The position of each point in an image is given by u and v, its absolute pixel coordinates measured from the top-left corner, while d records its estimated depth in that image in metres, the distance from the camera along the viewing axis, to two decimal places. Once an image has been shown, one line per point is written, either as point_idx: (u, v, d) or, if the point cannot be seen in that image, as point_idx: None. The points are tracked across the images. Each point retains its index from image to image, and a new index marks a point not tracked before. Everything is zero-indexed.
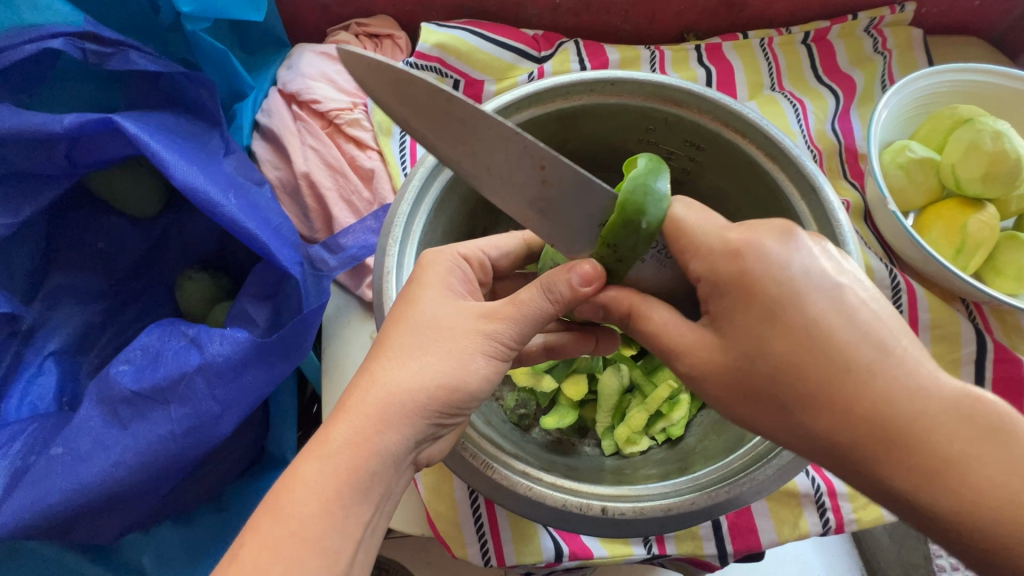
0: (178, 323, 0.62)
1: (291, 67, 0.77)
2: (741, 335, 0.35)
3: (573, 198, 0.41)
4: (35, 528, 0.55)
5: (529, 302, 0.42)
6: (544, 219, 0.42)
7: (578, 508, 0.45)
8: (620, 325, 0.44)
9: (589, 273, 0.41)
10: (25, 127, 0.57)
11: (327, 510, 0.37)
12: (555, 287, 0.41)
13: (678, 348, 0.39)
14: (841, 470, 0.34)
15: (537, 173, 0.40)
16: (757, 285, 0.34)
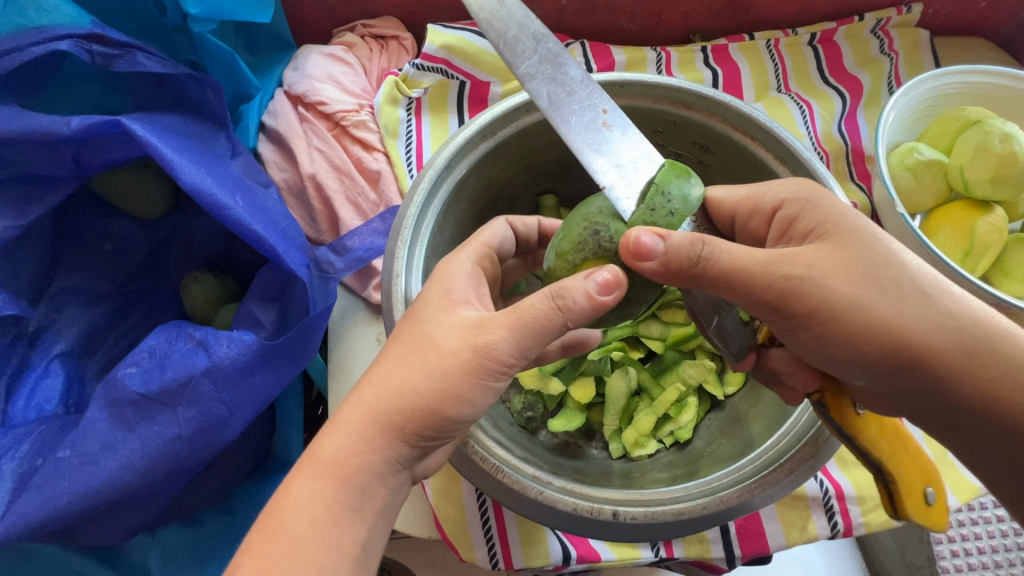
0: (185, 326, 0.62)
1: (298, 69, 0.77)
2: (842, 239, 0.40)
3: (632, 147, 0.43)
4: (42, 530, 0.55)
5: (534, 308, 0.40)
6: (601, 154, 0.42)
7: (589, 513, 0.45)
8: (684, 263, 0.39)
9: (609, 281, 0.40)
10: (32, 129, 0.57)
11: (317, 529, 0.39)
12: (565, 292, 0.39)
13: (779, 257, 0.40)
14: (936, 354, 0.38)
15: (598, 116, 0.43)
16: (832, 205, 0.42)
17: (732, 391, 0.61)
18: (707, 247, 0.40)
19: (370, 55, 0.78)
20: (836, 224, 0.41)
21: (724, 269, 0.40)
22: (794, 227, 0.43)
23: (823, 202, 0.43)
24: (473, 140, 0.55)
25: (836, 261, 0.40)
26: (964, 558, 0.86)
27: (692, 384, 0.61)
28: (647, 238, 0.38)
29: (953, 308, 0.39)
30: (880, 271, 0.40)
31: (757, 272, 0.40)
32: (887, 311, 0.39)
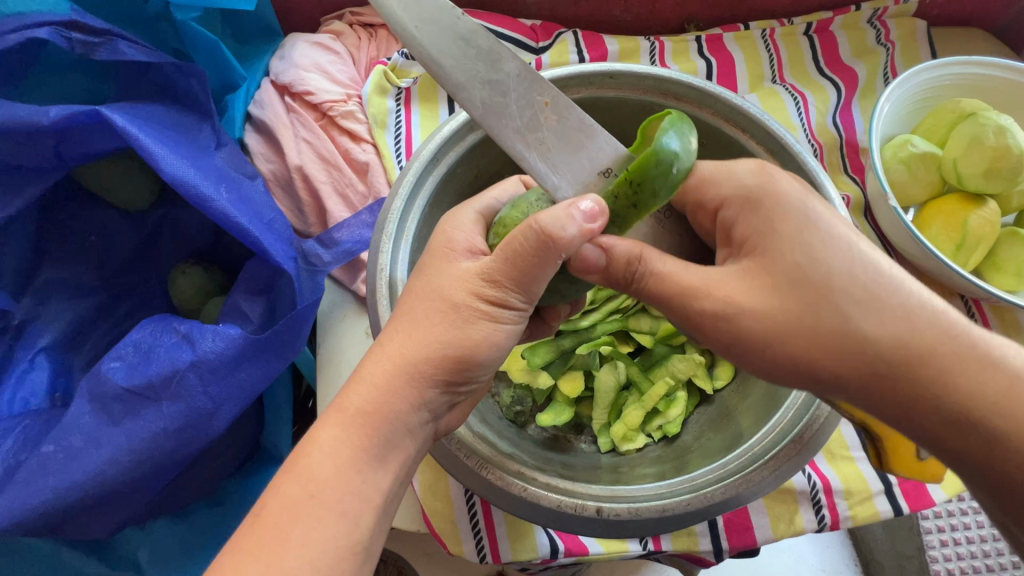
0: (170, 319, 0.61)
1: (285, 57, 0.75)
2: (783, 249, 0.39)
3: (574, 144, 0.42)
4: (26, 524, 0.55)
5: (518, 238, 0.39)
6: (543, 159, 0.41)
7: (573, 509, 0.45)
8: (617, 274, 0.41)
9: (594, 208, 0.38)
10: (10, 119, 0.55)
11: (343, 474, 0.39)
12: (550, 217, 0.38)
13: (704, 283, 0.39)
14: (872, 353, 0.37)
15: (542, 109, 0.41)
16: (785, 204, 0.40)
17: (722, 385, 0.61)
18: (642, 266, 0.40)
19: (358, 44, 0.77)
20: (770, 235, 0.39)
21: (655, 289, 0.40)
22: (732, 234, 0.42)
23: (766, 210, 0.40)
24: (460, 132, 0.55)
25: (758, 284, 0.39)
26: (953, 547, 0.88)
27: (682, 378, 0.61)
28: (590, 251, 0.41)
29: (876, 339, 0.37)
30: (802, 294, 0.38)
31: (678, 302, 0.40)
32: (798, 346, 0.38)
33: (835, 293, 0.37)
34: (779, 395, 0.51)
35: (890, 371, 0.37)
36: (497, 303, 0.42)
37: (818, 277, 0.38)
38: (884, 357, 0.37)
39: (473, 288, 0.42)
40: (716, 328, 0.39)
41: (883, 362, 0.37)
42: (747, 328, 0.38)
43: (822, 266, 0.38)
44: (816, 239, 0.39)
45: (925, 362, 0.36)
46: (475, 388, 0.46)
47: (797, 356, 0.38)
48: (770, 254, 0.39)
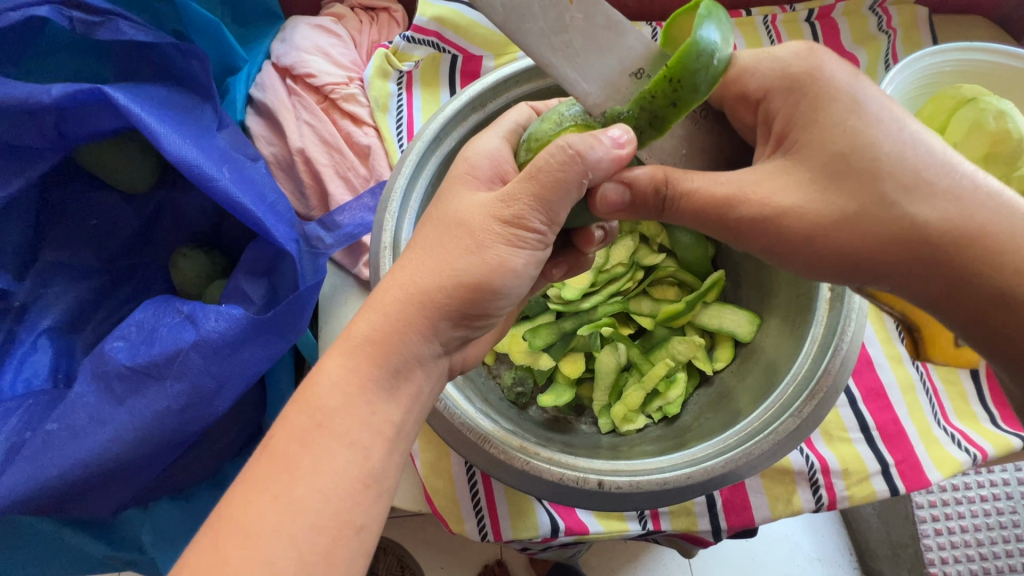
0: (173, 300, 0.62)
1: (286, 40, 0.75)
2: (815, 141, 0.39)
3: (603, 47, 0.38)
4: (32, 501, 0.56)
5: (546, 158, 0.38)
6: (571, 67, 0.38)
7: (575, 482, 0.45)
8: (653, 197, 0.41)
9: (620, 138, 0.37)
10: (12, 97, 0.56)
11: (351, 404, 0.39)
12: (581, 136, 0.37)
13: (742, 189, 0.39)
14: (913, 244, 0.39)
15: (567, 8, 0.36)
16: (825, 91, 0.40)
17: (722, 366, 0.61)
18: (670, 187, 0.40)
19: (359, 28, 0.77)
20: (814, 119, 0.39)
21: (688, 206, 0.40)
22: (771, 126, 0.41)
23: (811, 96, 0.40)
24: (463, 111, 0.55)
25: (795, 180, 0.39)
26: (948, 535, 0.89)
27: (681, 360, 0.61)
28: (612, 190, 0.41)
29: (908, 223, 0.38)
30: (847, 183, 0.38)
31: (714, 212, 0.40)
32: (843, 240, 0.39)
33: (882, 180, 0.38)
34: (778, 372, 0.52)
35: (928, 253, 0.39)
36: (517, 226, 0.40)
37: (858, 166, 0.38)
38: (919, 239, 0.38)
39: (494, 214, 0.41)
40: (764, 233, 0.40)
41: (920, 246, 0.38)
42: (790, 229, 0.39)
43: (867, 151, 0.38)
44: (857, 130, 0.38)
45: (965, 240, 0.38)
46: (487, 325, 0.45)
47: (841, 251, 0.39)
48: (808, 151, 0.39)
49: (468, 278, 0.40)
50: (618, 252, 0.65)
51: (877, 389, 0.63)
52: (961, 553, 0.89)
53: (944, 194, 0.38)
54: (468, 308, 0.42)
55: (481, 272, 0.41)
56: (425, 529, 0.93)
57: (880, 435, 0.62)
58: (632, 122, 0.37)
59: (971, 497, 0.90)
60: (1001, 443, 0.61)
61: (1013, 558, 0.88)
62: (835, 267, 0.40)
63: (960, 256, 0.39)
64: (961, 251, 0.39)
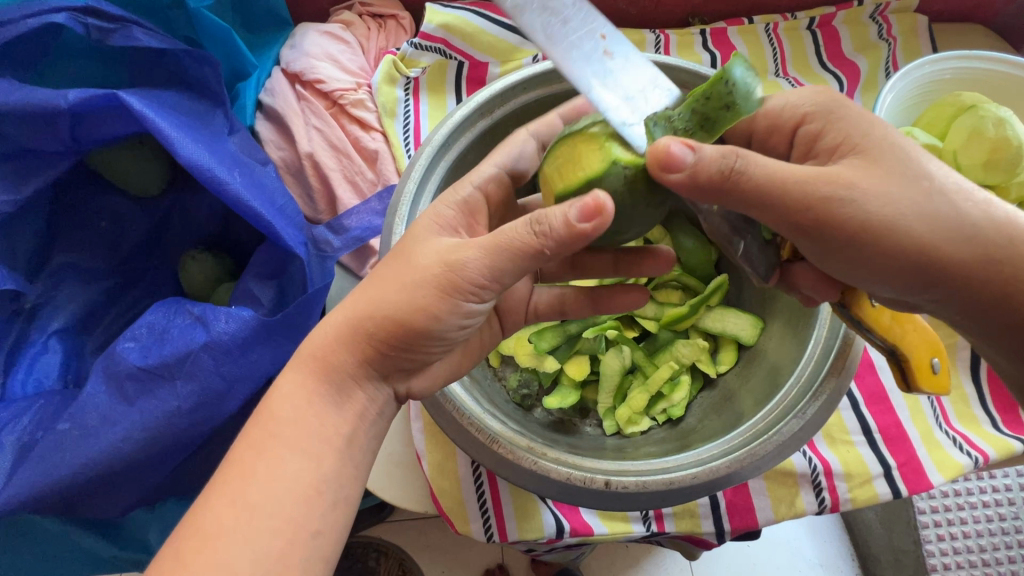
0: (183, 301, 0.62)
1: (295, 46, 0.76)
2: (872, 149, 0.39)
3: (637, 80, 0.39)
4: (43, 500, 0.56)
5: (509, 230, 0.38)
6: (605, 94, 0.38)
7: (583, 482, 0.46)
8: (719, 173, 0.36)
9: (588, 205, 0.35)
10: (30, 102, 0.57)
11: (300, 417, 0.40)
12: (544, 215, 0.36)
13: (822, 179, 0.37)
14: (967, 246, 0.39)
15: (599, 44, 0.38)
16: (868, 114, 0.40)
17: (726, 369, 0.62)
18: (739, 161, 0.36)
19: (367, 34, 0.78)
20: (866, 135, 0.39)
21: (758, 185, 0.36)
22: (813, 145, 0.41)
23: (857, 115, 0.40)
24: (470, 118, 0.56)
25: (868, 180, 0.38)
26: (950, 541, 0.91)
27: (685, 363, 0.62)
28: (679, 151, 0.34)
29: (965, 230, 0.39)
30: (910, 189, 0.38)
31: (788, 193, 0.37)
32: (911, 232, 0.38)
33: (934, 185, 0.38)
34: (780, 376, 0.52)
35: (978, 265, 0.39)
36: (457, 276, 0.39)
37: (917, 179, 0.38)
38: (974, 249, 0.39)
39: (441, 258, 0.40)
40: (838, 221, 0.37)
41: (973, 255, 0.39)
42: (873, 221, 0.37)
43: (920, 165, 0.38)
44: (905, 145, 0.39)
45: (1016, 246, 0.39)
46: (418, 364, 0.44)
47: (909, 247, 0.38)
48: (869, 153, 0.38)
49: (425, 319, 0.40)
50: None
51: (879, 393, 0.64)
52: (964, 559, 0.90)
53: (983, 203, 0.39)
54: (464, 319, 0.42)
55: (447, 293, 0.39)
56: (429, 533, 0.93)
57: (882, 438, 0.62)
58: (683, 127, 0.37)
59: (974, 503, 0.91)
60: (1002, 447, 0.61)
61: (1015, 563, 0.89)
62: (898, 266, 0.39)
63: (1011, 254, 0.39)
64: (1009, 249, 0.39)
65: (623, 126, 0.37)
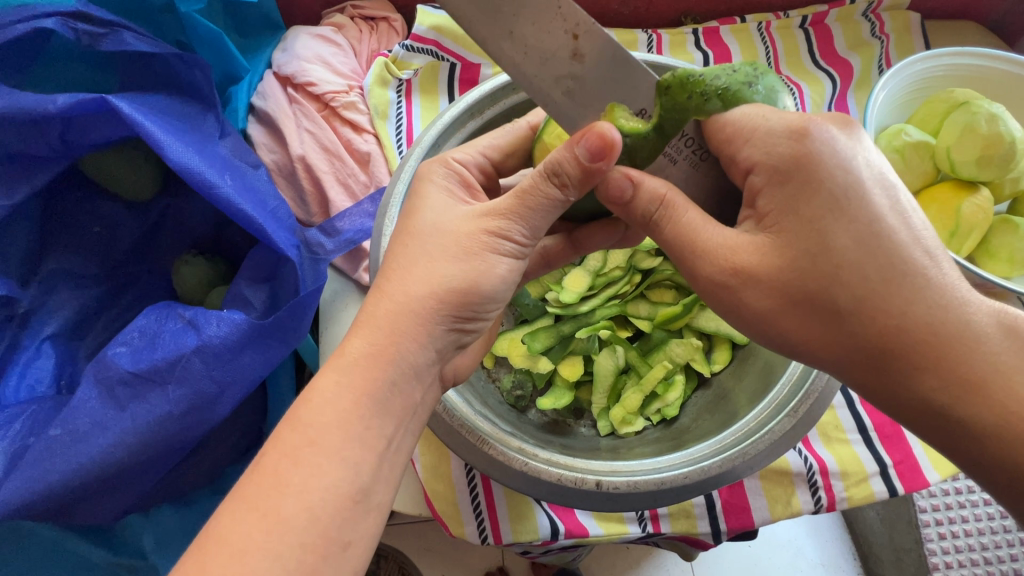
0: (174, 306, 0.62)
1: (287, 49, 0.76)
2: (786, 233, 0.36)
3: (605, 78, 0.39)
4: (34, 507, 0.56)
5: (533, 188, 0.40)
6: (565, 104, 0.39)
7: (573, 483, 0.46)
8: (643, 214, 0.40)
9: (598, 141, 0.37)
10: (18, 107, 0.57)
11: (346, 424, 0.38)
12: (560, 165, 0.38)
13: (721, 258, 0.38)
14: (856, 353, 0.37)
15: (570, 43, 0.37)
16: (818, 178, 0.36)
17: (719, 368, 0.61)
18: (662, 208, 0.39)
19: (359, 37, 0.78)
20: (791, 214, 0.36)
21: (673, 236, 0.39)
22: (756, 200, 0.38)
23: (795, 184, 0.36)
24: (460, 118, 0.56)
25: (761, 264, 0.37)
26: (952, 540, 0.90)
27: (679, 362, 0.62)
28: (617, 177, 0.39)
29: (866, 328, 0.36)
30: (806, 284, 0.36)
31: (688, 259, 0.39)
32: (790, 327, 0.38)
33: (837, 284, 0.36)
34: (773, 374, 0.52)
35: (875, 363, 0.37)
36: (499, 236, 0.42)
37: (818, 273, 0.36)
38: (868, 351, 0.36)
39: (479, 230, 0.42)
40: (718, 301, 0.40)
41: (868, 357, 0.37)
42: (746, 305, 0.39)
43: (832, 256, 0.35)
44: (824, 228, 0.36)
45: (931, 358, 0.35)
46: (480, 328, 0.46)
47: (786, 338, 0.39)
48: (780, 237, 0.37)
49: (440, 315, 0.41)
50: (615, 257, 0.66)
51: None
52: (966, 558, 0.90)
53: (897, 308, 0.35)
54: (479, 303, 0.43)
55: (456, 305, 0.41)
56: (427, 537, 0.93)
57: (877, 436, 0.62)
58: (693, 93, 0.38)
59: (976, 501, 0.91)
60: None
61: (1017, 561, 0.88)
62: (777, 347, 0.40)
63: (909, 371, 0.36)
64: (909, 366, 0.36)
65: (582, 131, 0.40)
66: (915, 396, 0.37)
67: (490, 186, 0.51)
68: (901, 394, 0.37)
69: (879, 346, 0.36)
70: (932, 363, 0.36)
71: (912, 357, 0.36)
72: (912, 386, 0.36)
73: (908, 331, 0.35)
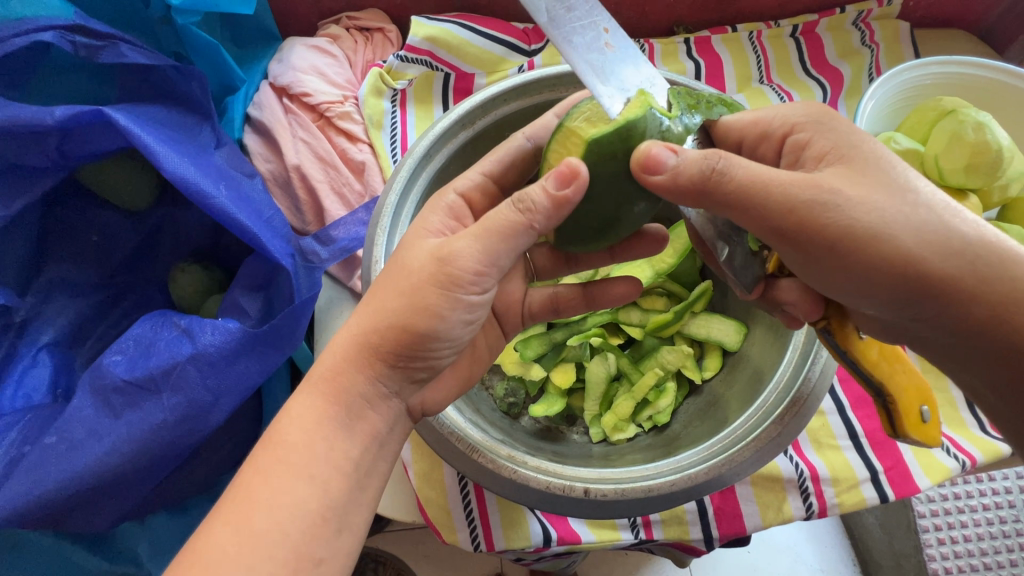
0: (170, 314, 0.63)
1: (282, 60, 0.77)
2: (862, 158, 0.39)
3: (630, 68, 0.41)
4: (29, 515, 0.56)
5: (497, 213, 0.40)
6: (594, 72, 0.39)
7: (561, 490, 0.46)
8: (694, 182, 0.38)
9: (564, 170, 0.37)
10: (16, 119, 0.57)
11: (309, 444, 0.39)
12: (526, 192, 0.39)
13: (810, 181, 0.38)
14: (957, 261, 0.38)
15: (600, 35, 0.40)
16: (858, 128, 0.41)
17: (711, 375, 0.62)
18: (722, 162, 0.38)
19: (354, 47, 0.79)
20: (853, 146, 0.39)
21: (747, 180, 0.38)
22: (802, 155, 0.41)
23: (846, 127, 0.40)
24: (452, 129, 0.57)
25: (856, 184, 0.38)
26: (951, 546, 0.90)
27: (671, 369, 0.62)
28: (659, 150, 0.37)
29: (958, 238, 0.38)
30: (897, 195, 0.38)
31: (776, 193, 0.38)
32: (897, 242, 0.37)
33: (922, 199, 0.38)
34: (763, 380, 0.53)
35: (974, 269, 0.38)
36: (450, 267, 0.41)
37: (904, 188, 0.38)
38: (965, 257, 0.38)
39: (434, 256, 0.41)
40: (822, 228, 0.38)
41: (970, 262, 0.38)
42: (853, 225, 0.37)
43: (906, 174, 0.39)
44: (890, 156, 0.39)
45: (1012, 265, 0.38)
46: (433, 366, 0.45)
47: (898, 253, 0.37)
48: (855, 163, 0.39)
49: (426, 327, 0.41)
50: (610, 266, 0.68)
51: (865, 397, 0.64)
52: (966, 563, 0.90)
53: (969, 222, 0.39)
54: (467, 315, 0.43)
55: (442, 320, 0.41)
56: (425, 543, 0.93)
57: (868, 442, 0.62)
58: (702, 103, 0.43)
59: (973, 506, 0.92)
60: (990, 450, 0.61)
61: (1017, 566, 0.89)
62: (879, 277, 0.38)
63: (1005, 273, 0.38)
64: (1002, 268, 0.38)
65: (611, 100, 0.39)
66: (1015, 299, 0.38)
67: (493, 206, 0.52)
68: (1002, 300, 0.38)
69: (974, 252, 0.38)
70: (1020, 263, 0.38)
71: (1001, 260, 0.38)
72: (1015, 284, 0.38)
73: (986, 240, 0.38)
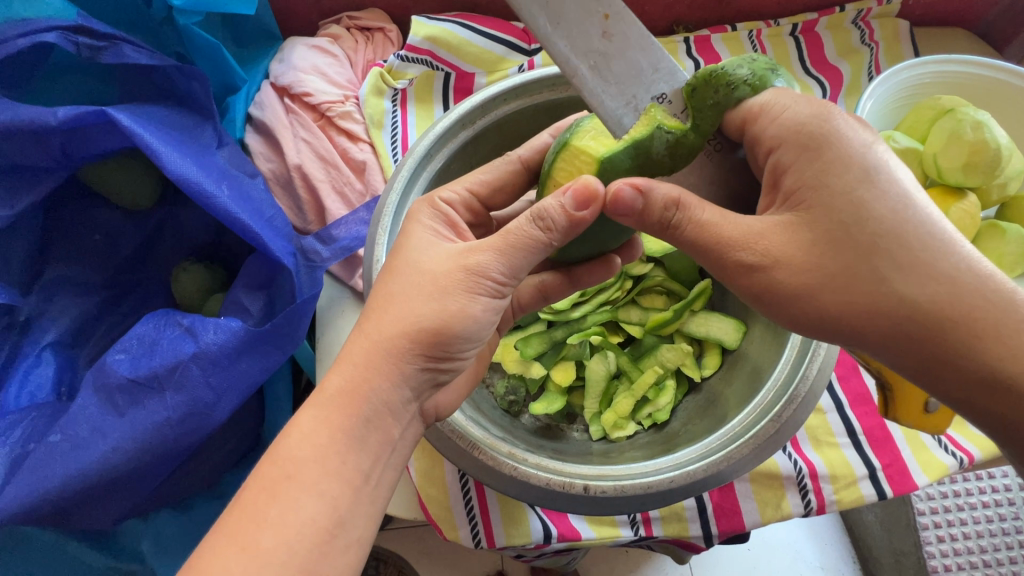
0: (173, 313, 0.63)
1: (283, 60, 0.77)
2: (821, 209, 0.37)
3: (631, 60, 0.39)
4: (34, 513, 0.57)
5: (516, 229, 0.42)
6: (593, 80, 0.39)
7: (562, 487, 0.47)
8: (658, 222, 0.40)
9: (581, 190, 0.39)
10: (20, 120, 0.58)
11: (322, 456, 0.39)
12: (544, 209, 0.41)
13: (748, 234, 0.38)
14: (898, 323, 0.37)
15: (600, 23, 0.38)
16: (841, 159, 0.37)
17: (710, 373, 0.62)
18: (680, 212, 0.39)
19: (355, 47, 0.79)
20: (822, 189, 0.37)
21: (696, 236, 0.39)
22: (780, 181, 0.38)
23: (824, 160, 0.37)
24: (452, 128, 0.57)
25: (796, 240, 0.38)
26: (951, 543, 0.91)
27: (670, 367, 0.63)
28: (627, 191, 0.38)
29: (911, 295, 0.37)
30: (844, 253, 0.37)
31: (714, 249, 0.39)
32: (826, 301, 0.38)
33: (877, 254, 0.37)
34: (761, 377, 0.53)
35: (918, 329, 0.37)
36: (478, 274, 0.42)
37: (858, 241, 0.37)
38: (911, 317, 0.37)
39: (460, 264, 0.43)
40: (752, 282, 0.39)
41: (916, 323, 0.37)
42: (783, 282, 0.38)
43: (869, 224, 0.37)
44: (858, 200, 0.37)
45: (964, 326, 0.37)
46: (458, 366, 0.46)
47: (825, 313, 0.38)
48: (813, 211, 0.37)
49: (428, 325, 0.42)
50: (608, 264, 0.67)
51: (863, 394, 0.64)
52: (966, 560, 0.90)
53: (933, 274, 0.37)
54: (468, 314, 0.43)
55: (443, 319, 0.42)
56: (427, 541, 0.93)
57: (867, 440, 0.63)
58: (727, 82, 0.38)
59: (973, 503, 0.92)
60: (988, 447, 0.62)
61: (1016, 564, 0.89)
62: (808, 327, 0.40)
63: (952, 335, 0.37)
64: (952, 331, 0.37)
65: (612, 114, 0.40)
66: (957, 360, 0.38)
67: (476, 221, 0.53)
68: (940, 361, 0.38)
69: (925, 312, 0.37)
70: (975, 322, 0.37)
71: (954, 319, 0.37)
72: (959, 347, 0.37)
73: (944, 298, 0.37)
